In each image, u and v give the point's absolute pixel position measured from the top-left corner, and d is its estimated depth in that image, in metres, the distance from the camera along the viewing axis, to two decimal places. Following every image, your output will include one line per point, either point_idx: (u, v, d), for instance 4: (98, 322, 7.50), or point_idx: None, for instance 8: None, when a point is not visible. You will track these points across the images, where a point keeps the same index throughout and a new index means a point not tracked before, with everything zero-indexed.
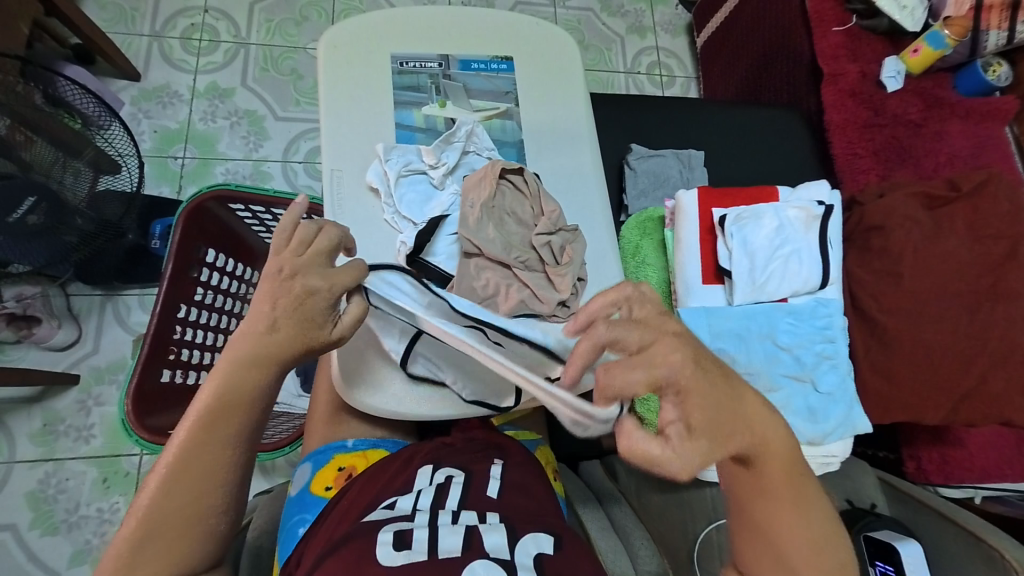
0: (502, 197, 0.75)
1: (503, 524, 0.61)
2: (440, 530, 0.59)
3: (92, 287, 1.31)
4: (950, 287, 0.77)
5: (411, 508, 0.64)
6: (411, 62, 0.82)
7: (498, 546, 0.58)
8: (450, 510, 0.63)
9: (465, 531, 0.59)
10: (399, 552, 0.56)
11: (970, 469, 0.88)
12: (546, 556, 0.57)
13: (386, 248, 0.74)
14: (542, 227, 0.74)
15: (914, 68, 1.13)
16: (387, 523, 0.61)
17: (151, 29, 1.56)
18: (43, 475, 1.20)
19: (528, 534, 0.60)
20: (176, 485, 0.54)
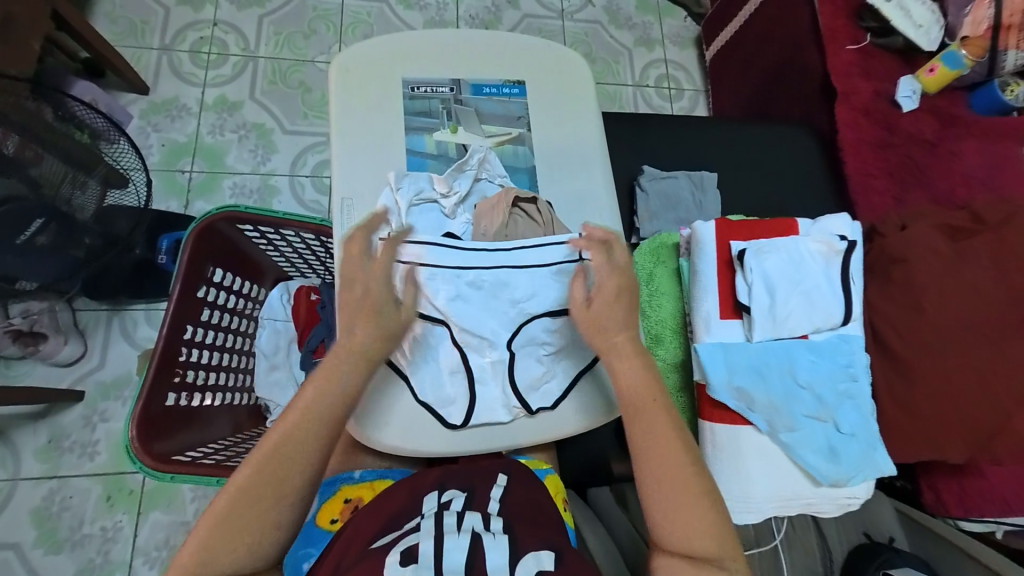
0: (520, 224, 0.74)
1: (507, 536, 0.58)
2: (447, 542, 0.55)
3: (98, 302, 1.31)
4: (973, 320, 0.76)
5: (415, 523, 0.60)
6: (422, 87, 0.81)
7: (499, 565, 0.54)
8: (456, 511, 0.61)
9: (471, 541, 0.56)
10: (407, 567, 0.52)
11: (993, 502, 0.82)
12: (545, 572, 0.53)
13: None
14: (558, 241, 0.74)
15: (930, 88, 1.11)
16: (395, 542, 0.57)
17: (161, 42, 1.56)
18: (47, 491, 1.19)
19: (531, 550, 0.55)
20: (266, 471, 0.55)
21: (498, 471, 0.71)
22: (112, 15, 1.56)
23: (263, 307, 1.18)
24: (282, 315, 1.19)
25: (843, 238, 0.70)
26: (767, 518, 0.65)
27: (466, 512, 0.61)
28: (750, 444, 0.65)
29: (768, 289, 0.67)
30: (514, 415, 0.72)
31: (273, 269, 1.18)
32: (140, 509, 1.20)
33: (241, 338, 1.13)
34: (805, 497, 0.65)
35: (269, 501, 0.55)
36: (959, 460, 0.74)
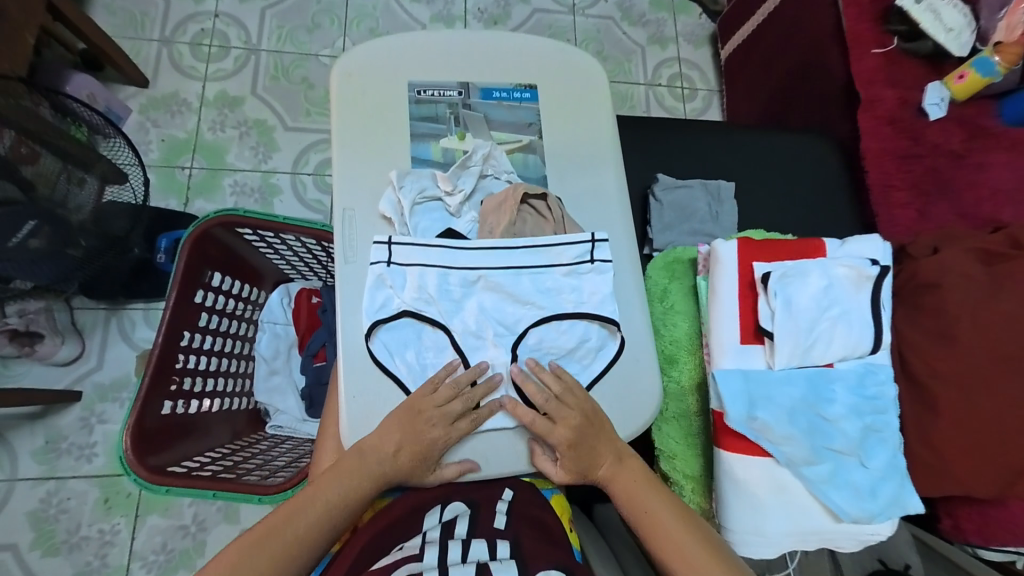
0: (528, 218, 0.72)
1: (514, 560, 0.53)
2: (452, 571, 0.50)
3: (96, 301, 1.28)
4: (1008, 351, 0.72)
5: (419, 546, 0.56)
6: (429, 91, 0.77)
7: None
8: (461, 536, 0.57)
9: (476, 570, 0.50)
10: None
11: (1015, 533, 0.78)
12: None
13: (398, 279, 0.68)
14: (572, 231, 0.72)
15: (958, 95, 1.06)
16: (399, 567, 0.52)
17: (160, 34, 1.52)
18: (44, 493, 1.17)
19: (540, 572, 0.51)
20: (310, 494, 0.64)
21: (503, 486, 0.68)
22: (111, 6, 1.52)
23: (263, 311, 1.15)
24: (282, 320, 1.16)
25: (873, 263, 0.66)
26: (782, 552, 0.62)
27: (472, 538, 0.56)
28: (767, 476, 0.62)
29: (794, 315, 0.64)
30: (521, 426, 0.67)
31: (273, 272, 1.15)
32: (138, 513, 1.18)
33: (240, 343, 1.10)
34: (824, 532, 0.63)
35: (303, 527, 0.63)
36: (987, 495, 0.72)
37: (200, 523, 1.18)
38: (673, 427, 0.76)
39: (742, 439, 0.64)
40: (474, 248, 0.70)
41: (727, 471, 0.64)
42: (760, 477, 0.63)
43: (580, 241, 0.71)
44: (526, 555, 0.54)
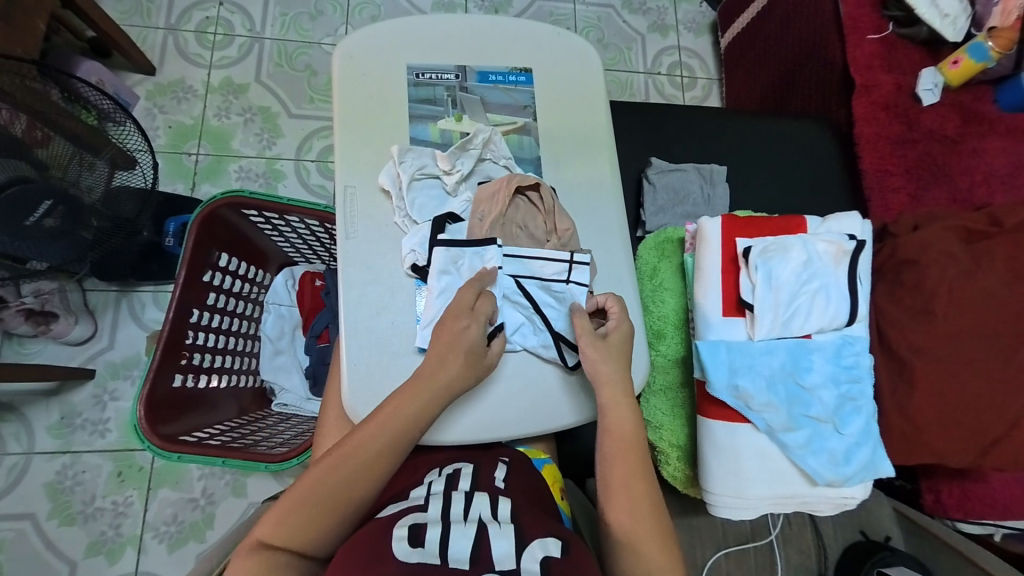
0: (518, 216, 0.74)
1: (512, 525, 0.55)
2: (453, 529, 0.53)
3: (108, 283, 1.32)
4: (981, 327, 0.75)
5: (423, 499, 0.59)
6: (428, 73, 0.80)
7: (506, 554, 0.51)
8: (464, 494, 0.60)
9: (477, 531, 0.53)
10: (415, 550, 0.50)
11: (991, 507, 0.81)
12: (552, 561, 0.51)
13: (379, 276, 0.71)
14: (552, 246, 0.73)
15: (953, 81, 1.08)
16: (402, 517, 0.56)
17: (165, 22, 1.55)
18: (60, 466, 1.22)
19: (536, 538, 0.54)
20: (325, 488, 0.59)
21: (499, 457, 0.71)
22: None
23: (268, 293, 1.18)
24: (287, 301, 1.19)
25: (852, 239, 0.68)
26: (760, 513, 0.66)
27: (474, 497, 0.59)
28: (747, 444, 0.65)
29: (774, 289, 0.66)
30: (514, 396, 0.71)
31: (278, 254, 1.18)
32: (149, 486, 1.23)
33: (246, 322, 1.14)
34: (803, 496, 0.66)
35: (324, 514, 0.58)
36: (961, 465, 0.74)
37: (209, 496, 1.23)
38: (659, 399, 0.79)
39: (723, 408, 0.66)
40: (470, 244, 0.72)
41: (710, 439, 0.67)
42: (740, 445, 0.66)
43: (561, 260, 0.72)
44: (523, 521, 0.57)
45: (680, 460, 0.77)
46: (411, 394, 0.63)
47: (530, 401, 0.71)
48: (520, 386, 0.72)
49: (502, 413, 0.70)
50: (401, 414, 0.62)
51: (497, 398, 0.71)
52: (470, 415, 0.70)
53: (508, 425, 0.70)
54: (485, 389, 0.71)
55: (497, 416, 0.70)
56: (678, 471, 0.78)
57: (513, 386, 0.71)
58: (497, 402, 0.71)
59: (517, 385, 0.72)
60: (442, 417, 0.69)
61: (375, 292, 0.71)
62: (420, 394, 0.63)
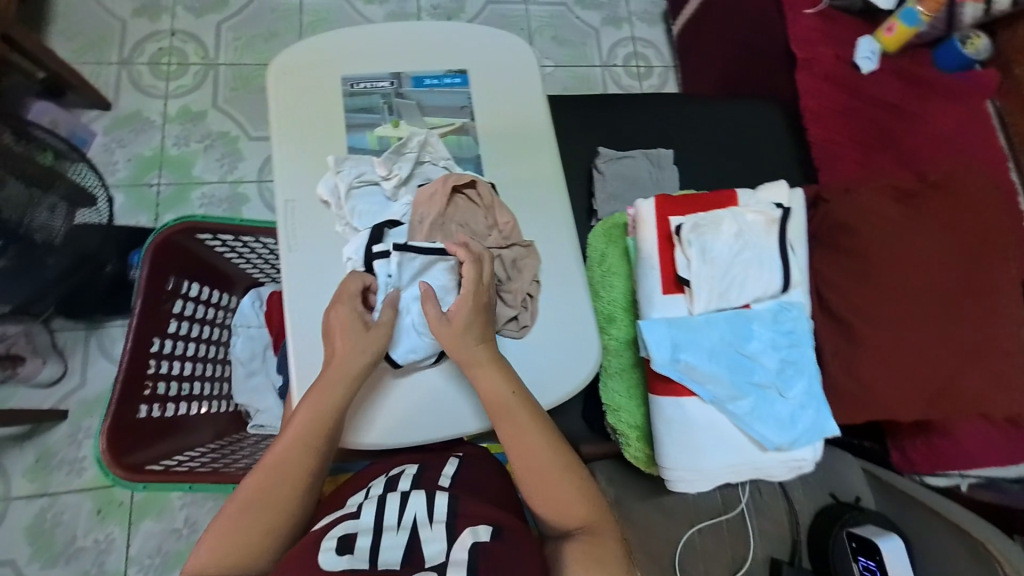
0: (457, 215, 0.73)
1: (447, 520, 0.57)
2: (384, 537, 0.55)
3: (75, 321, 1.30)
4: (922, 282, 0.77)
5: (358, 504, 0.60)
6: (362, 82, 0.80)
7: (437, 552, 0.53)
8: (401, 490, 0.61)
9: (408, 538, 0.55)
10: (343, 557, 0.53)
11: (954, 456, 0.84)
12: (481, 543, 0.53)
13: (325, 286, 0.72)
14: (495, 241, 0.73)
15: (889, 47, 1.11)
16: (332, 528, 0.56)
17: (120, 56, 1.55)
18: (38, 509, 1.20)
19: (466, 527, 0.55)
20: (275, 474, 0.60)
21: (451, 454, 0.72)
22: (69, 32, 1.55)
23: (235, 315, 1.17)
24: (255, 322, 1.18)
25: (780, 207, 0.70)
26: (714, 484, 0.67)
27: (412, 492, 0.60)
28: (698, 416, 0.67)
29: (709, 263, 0.68)
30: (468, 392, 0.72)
31: (242, 277, 1.18)
32: (131, 520, 1.21)
33: (214, 347, 1.14)
34: (754, 462, 0.67)
35: (278, 499, 0.59)
36: (911, 417, 0.76)
37: (192, 525, 1.22)
38: (617, 381, 0.79)
39: (669, 383, 0.68)
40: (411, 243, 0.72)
41: (660, 415, 0.68)
42: (690, 418, 0.67)
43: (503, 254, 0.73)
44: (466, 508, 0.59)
45: (640, 440, 0.77)
46: (321, 395, 0.62)
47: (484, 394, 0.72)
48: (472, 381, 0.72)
49: (458, 408, 0.71)
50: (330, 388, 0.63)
51: (452, 395, 0.72)
52: (423, 413, 0.71)
53: (459, 421, 0.71)
54: (440, 387, 0.72)
55: (455, 411, 0.71)
56: (642, 451, 0.77)
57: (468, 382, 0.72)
58: (452, 400, 0.72)
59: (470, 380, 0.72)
60: (390, 419, 0.70)
61: (322, 303, 0.71)
62: (343, 369, 0.63)
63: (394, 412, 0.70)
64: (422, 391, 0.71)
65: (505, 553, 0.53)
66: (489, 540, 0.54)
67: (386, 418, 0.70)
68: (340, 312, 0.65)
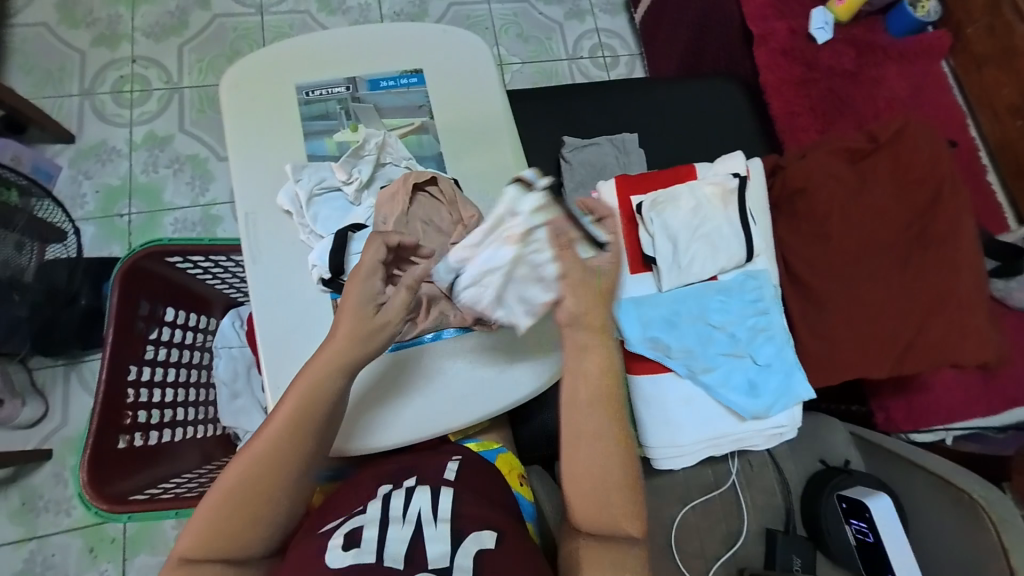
0: (418, 214, 0.72)
1: (453, 520, 0.57)
2: (389, 532, 0.56)
3: (53, 358, 1.28)
4: (876, 240, 0.80)
5: (365, 503, 0.60)
6: (318, 90, 0.79)
7: (440, 554, 0.54)
8: (407, 489, 0.61)
9: (410, 537, 0.55)
10: (348, 553, 0.54)
11: (937, 412, 0.90)
12: (485, 551, 0.54)
13: (292, 296, 0.70)
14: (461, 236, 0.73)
15: (841, 17, 1.13)
16: (340, 525, 0.58)
17: (80, 87, 1.53)
18: (28, 553, 1.18)
19: (472, 532, 0.56)
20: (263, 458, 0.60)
21: (450, 455, 0.70)
22: (26, 67, 1.53)
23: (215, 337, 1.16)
24: (236, 342, 1.16)
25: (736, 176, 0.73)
26: (698, 458, 0.69)
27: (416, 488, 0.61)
28: (672, 390, 0.69)
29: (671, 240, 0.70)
30: (454, 382, 0.72)
31: (219, 298, 1.16)
32: (125, 555, 1.19)
33: (196, 371, 1.12)
34: (735, 433, 0.69)
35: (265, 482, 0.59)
36: (882, 376, 0.77)
37: None
38: None
39: (644, 362, 0.70)
40: None
41: (640, 394, 0.70)
42: (665, 393, 0.70)
43: None
44: (467, 508, 0.59)
45: None
46: (309, 379, 0.60)
47: (472, 382, 0.72)
48: (459, 369, 0.73)
49: (445, 399, 0.71)
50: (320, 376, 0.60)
51: (440, 386, 0.72)
52: (410, 411, 0.71)
53: (448, 415, 0.71)
54: (428, 378, 0.72)
55: (443, 401, 0.71)
56: None
57: (456, 371, 0.73)
58: (440, 392, 0.72)
59: (458, 369, 0.73)
60: (376, 423, 0.70)
61: (292, 313, 0.70)
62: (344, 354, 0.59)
63: (379, 409, 0.70)
64: (412, 384, 0.71)
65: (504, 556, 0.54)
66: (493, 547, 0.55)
67: (376, 414, 0.70)
68: (355, 286, 0.60)
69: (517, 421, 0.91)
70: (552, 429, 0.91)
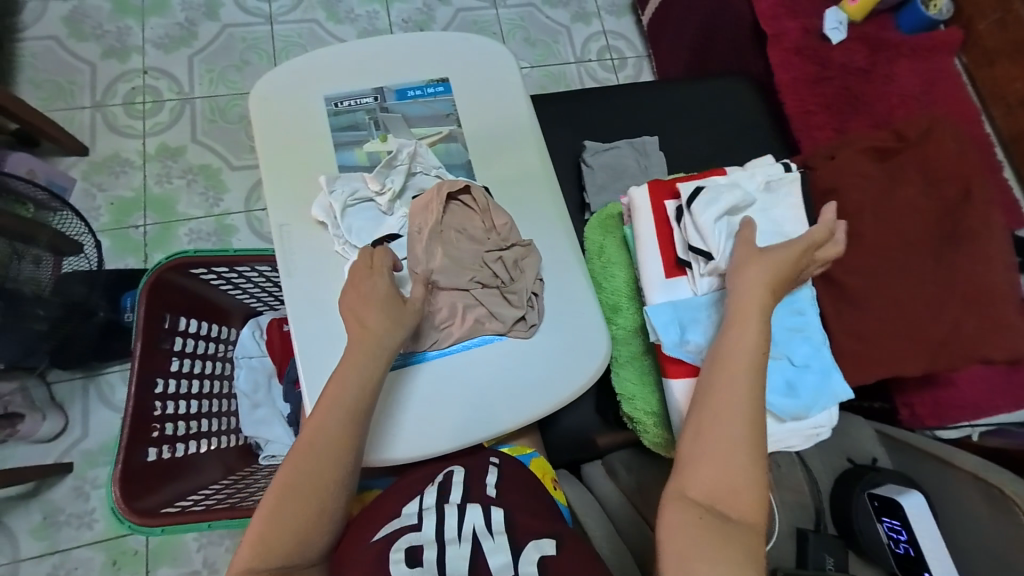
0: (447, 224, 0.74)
1: (506, 535, 0.59)
2: (449, 552, 0.57)
3: (72, 371, 1.27)
4: (908, 238, 0.82)
5: (417, 515, 0.61)
6: (346, 101, 0.80)
7: (503, 565, 0.56)
8: (456, 501, 0.62)
9: (471, 552, 0.57)
10: (415, 570, 0.55)
11: (963, 408, 0.91)
12: (548, 558, 0.57)
13: (327, 306, 0.71)
14: (494, 244, 0.73)
15: (854, 16, 1.15)
16: (395, 538, 0.58)
17: (92, 99, 1.53)
18: (50, 568, 1.17)
19: (530, 541, 0.58)
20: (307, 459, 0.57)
21: (489, 458, 0.71)
22: (37, 81, 1.53)
23: (236, 348, 1.16)
24: (256, 352, 1.16)
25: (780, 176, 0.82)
26: None
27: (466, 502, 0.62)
28: None
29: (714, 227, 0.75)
30: (496, 385, 0.71)
31: (239, 308, 1.16)
32: (147, 568, 1.18)
33: (218, 382, 1.12)
34: (774, 433, 0.77)
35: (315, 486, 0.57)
36: (918, 372, 0.80)
37: (211, 565, 1.19)
38: (628, 370, 0.84)
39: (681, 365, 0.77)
40: (412, 254, 0.72)
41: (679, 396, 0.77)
42: None
43: (503, 257, 0.73)
44: (518, 521, 0.61)
45: (657, 426, 0.81)
46: (349, 373, 0.61)
47: (513, 384, 0.71)
48: (500, 371, 0.72)
49: (488, 403, 0.70)
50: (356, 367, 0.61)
51: (481, 389, 0.71)
52: (452, 413, 0.70)
53: (492, 419, 0.70)
54: (469, 380, 0.71)
55: (485, 404, 0.70)
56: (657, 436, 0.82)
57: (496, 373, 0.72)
58: (482, 393, 0.71)
59: (499, 370, 0.72)
60: (409, 429, 0.69)
61: (327, 324, 0.70)
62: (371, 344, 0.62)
63: (420, 413, 0.69)
64: (454, 386, 0.71)
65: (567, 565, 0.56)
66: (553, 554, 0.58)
67: (419, 417, 0.69)
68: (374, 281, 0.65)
69: (546, 426, 0.91)
70: (580, 433, 0.91)
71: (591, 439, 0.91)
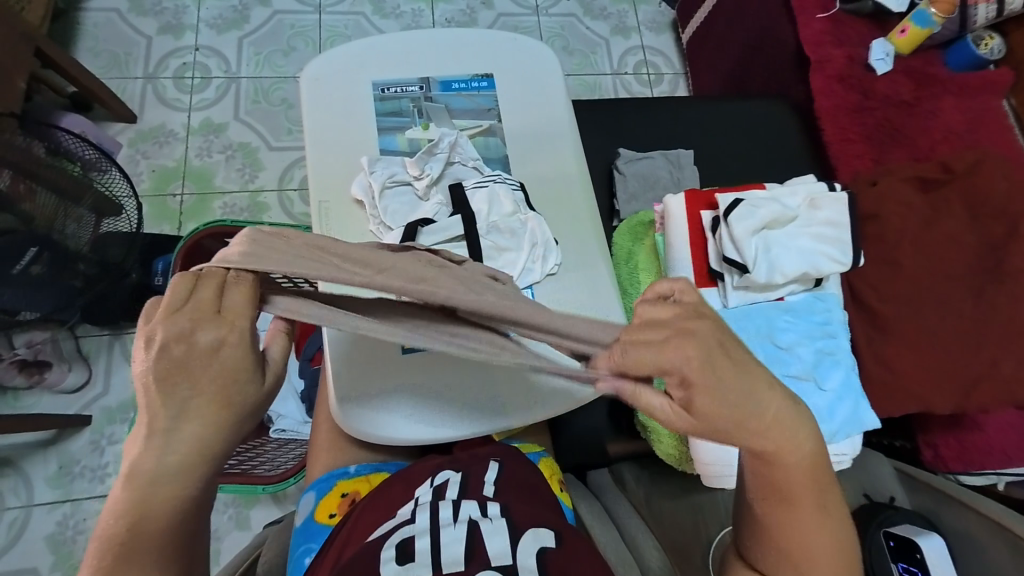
0: None
1: (504, 521, 0.59)
2: (443, 534, 0.57)
3: (100, 328, 1.32)
4: (948, 273, 0.83)
5: (411, 513, 0.62)
6: (392, 87, 0.82)
7: (501, 548, 0.55)
8: (451, 499, 0.63)
9: (468, 530, 0.57)
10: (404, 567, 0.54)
11: (990, 454, 0.89)
12: (548, 551, 0.56)
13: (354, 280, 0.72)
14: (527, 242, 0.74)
15: (902, 49, 1.14)
16: (390, 537, 0.59)
17: (144, 71, 1.60)
18: (61, 517, 1.20)
19: (530, 531, 0.58)
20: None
21: (490, 458, 0.72)
22: (96, 49, 1.60)
23: None
24: None
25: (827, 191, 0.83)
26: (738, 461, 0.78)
27: (462, 500, 0.63)
28: None
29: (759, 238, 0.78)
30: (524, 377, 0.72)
31: None
32: None
33: None
34: None
35: None
36: (946, 411, 0.79)
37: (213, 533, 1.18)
38: None
39: None
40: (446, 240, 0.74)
41: None
42: None
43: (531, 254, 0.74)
44: (514, 514, 0.61)
45: (671, 437, 0.84)
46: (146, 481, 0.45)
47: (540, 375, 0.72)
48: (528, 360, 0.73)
49: (514, 389, 0.72)
50: (139, 477, 0.44)
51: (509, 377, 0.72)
52: (476, 397, 0.71)
53: (518, 407, 0.71)
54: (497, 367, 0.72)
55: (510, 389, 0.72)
56: (673, 447, 0.84)
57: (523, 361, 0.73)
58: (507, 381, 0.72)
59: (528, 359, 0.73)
60: (435, 410, 0.70)
61: None
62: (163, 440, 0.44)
63: (447, 392, 0.71)
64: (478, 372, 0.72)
65: (565, 561, 0.55)
66: (552, 547, 0.57)
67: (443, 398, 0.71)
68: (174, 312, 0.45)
69: (558, 427, 0.91)
70: (592, 437, 0.91)
71: (602, 444, 0.92)
